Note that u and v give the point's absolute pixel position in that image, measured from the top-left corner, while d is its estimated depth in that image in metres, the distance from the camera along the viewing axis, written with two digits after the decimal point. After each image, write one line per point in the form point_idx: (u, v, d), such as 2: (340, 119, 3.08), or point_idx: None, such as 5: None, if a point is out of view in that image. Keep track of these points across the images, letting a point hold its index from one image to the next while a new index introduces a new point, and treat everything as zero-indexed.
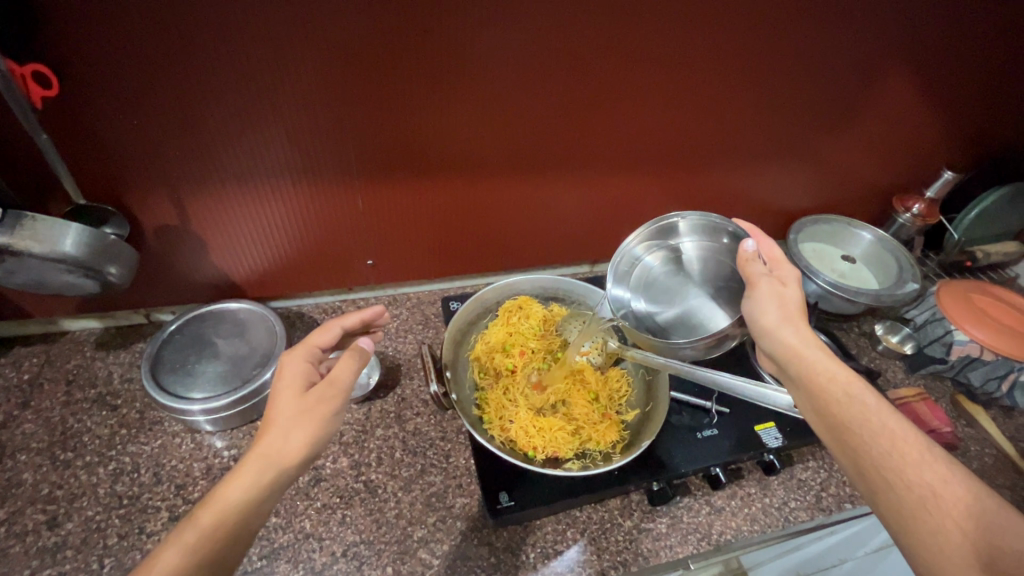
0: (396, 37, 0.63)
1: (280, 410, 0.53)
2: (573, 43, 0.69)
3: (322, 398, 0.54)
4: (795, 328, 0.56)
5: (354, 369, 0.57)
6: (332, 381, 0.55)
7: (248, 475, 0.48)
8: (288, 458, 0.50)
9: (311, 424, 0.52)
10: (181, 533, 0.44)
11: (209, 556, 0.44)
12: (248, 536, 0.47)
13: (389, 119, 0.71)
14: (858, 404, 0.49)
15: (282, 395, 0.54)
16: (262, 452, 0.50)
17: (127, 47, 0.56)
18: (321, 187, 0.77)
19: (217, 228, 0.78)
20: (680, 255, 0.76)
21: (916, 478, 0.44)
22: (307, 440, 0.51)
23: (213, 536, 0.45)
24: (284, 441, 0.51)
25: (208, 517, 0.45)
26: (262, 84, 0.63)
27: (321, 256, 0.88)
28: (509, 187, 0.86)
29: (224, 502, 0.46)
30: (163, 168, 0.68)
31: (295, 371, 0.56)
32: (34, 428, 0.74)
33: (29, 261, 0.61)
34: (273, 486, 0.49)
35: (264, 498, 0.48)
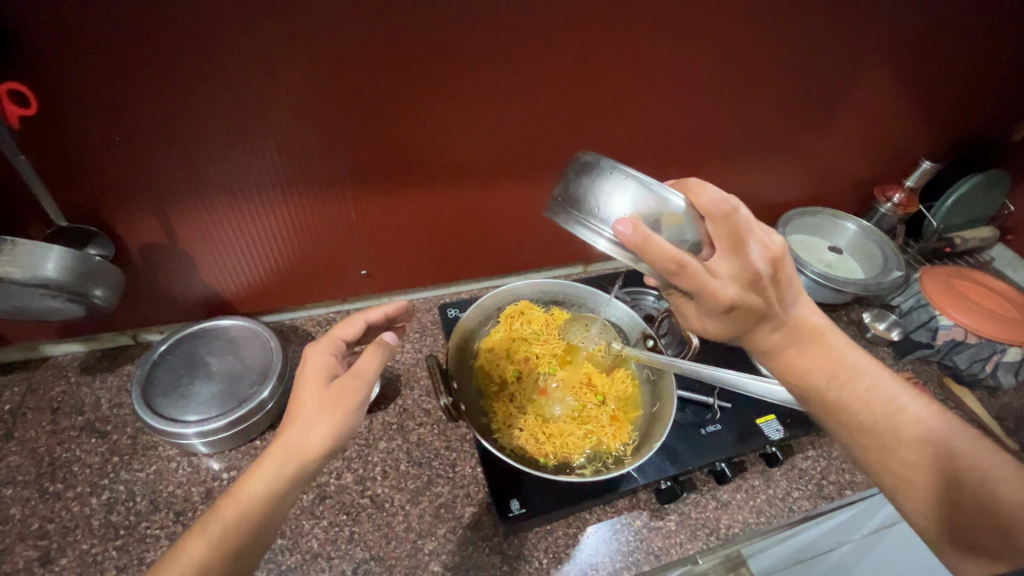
0: (378, 32, 0.61)
1: (306, 399, 0.52)
2: (565, 46, 0.69)
3: (344, 389, 0.52)
4: (753, 346, 0.55)
5: (377, 364, 0.55)
6: (358, 378, 0.53)
7: (270, 468, 0.48)
8: (310, 452, 0.49)
9: (333, 417, 0.51)
10: (205, 524, 0.46)
11: (232, 548, 0.45)
12: (268, 535, 0.47)
13: (375, 118, 0.69)
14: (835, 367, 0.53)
15: (307, 385, 0.53)
16: (283, 445, 0.49)
17: (107, 58, 0.54)
18: (311, 197, 0.75)
19: (202, 242, 0.75)
20: None
21: (913, 442, 0.48)
22: (330, 433, 0.50)
23: (235, 527, 0.46)
24: (307, 434, 0.50)
25: (230, 509, 0.46)
26: (251, 95, 0.61)
27: (311, 264, 0.85)
28: (502, 189, 0.85)
29: (246, 494, 0.47)
30: (148, 182, 0.66)
31: (319, 363, 0.55)
32: (19, 460, 0.71)
33: (11, 288, 0.58)
34: (295, 481, 0.49)
35: (286, 490, 0.48)
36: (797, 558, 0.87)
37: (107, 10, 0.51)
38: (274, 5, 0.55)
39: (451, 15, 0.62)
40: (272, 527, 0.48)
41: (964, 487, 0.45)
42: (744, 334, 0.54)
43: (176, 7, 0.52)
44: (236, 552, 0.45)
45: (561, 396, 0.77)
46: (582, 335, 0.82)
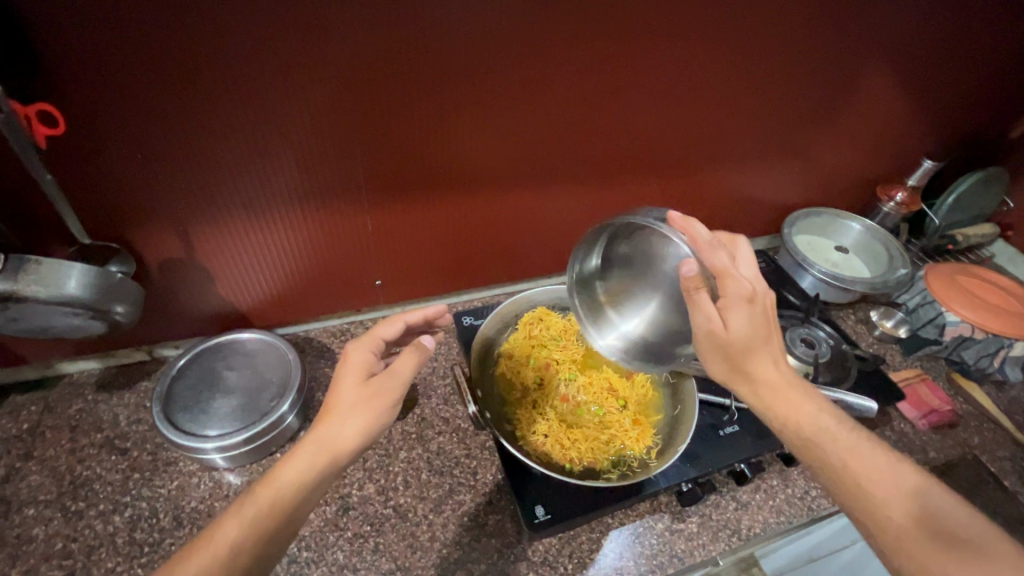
0: (394, 45, 0.61)
1: (343, 395, 0.52)
2: (577, 55, 0.70)
3: (382, 389, 0.53)
4: (746, 380, 0.54)
5: (415, 366, 0.54)
6: (393, 376, 0.54)
7: (304, 458, 0.49)
8: (342, 448, 0.50)
9: (368, 415, 0.51)
10: (241, 506, 0.47)
11: (261, 534, 0.46)
12: (297, 524, 0.48)
13: (392, 129, 0.69)
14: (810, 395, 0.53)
15: (345, 380, 0.53)
16: (318, 437, 0.50)
17: (133, 78, 0.54)
18: (329, 210, 0.76)
19: (221, 256, 0.75)
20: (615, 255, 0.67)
21: (887, 477, 0.48)
22: (363, 430, 0.51)
23: (267, 513, 0.46)
24: (341, 429, 0.50)
25: (265, 494, 0.47)
26: (271, 110, 0.62)
27: (327, 275, 0.86)
28: (514, 198, 0.86)
29: (279, 480, 0.48)
30: (170, 199, 0.66)
31: (357, 360, 0.55)
32: (40, 479, 0.71)
33: (32, 307, 0.58)
34: (327, 474, 0.49)
35: (316, 483, 0.49)
36: (811, 557, 0.88)
37: (130, 29, 0.51)
38: (295, 22, 0.56)
39: (466, 26, 0.63)
40: (301, 515, 0.48)
41: (929, 515, 0.46)
42: (751, 349, 0.53)
43: (198, 25, 0.53)
44: (267, 538, 0.46)
45: (583, 401, 0.77)
46: None
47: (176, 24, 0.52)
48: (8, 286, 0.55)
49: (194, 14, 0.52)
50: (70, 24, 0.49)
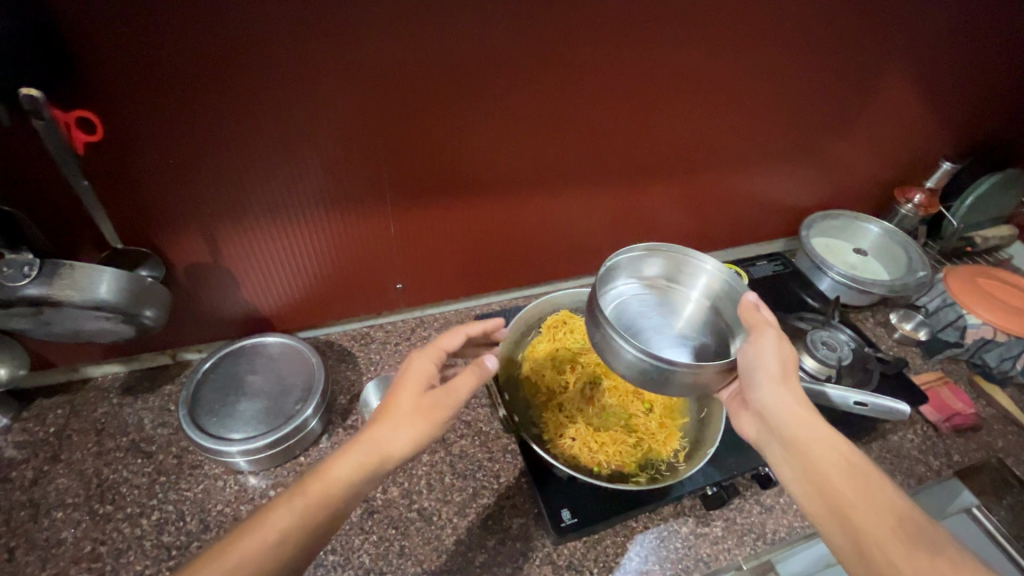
0: (419, 50, 0.62)
1: (400, 400, 0.53)
2: (600, 59, 0.70)
3: (438, 402, 0.53)
4: (782, 398, 0.56)
5: (473, 386, 0.56)
6: (448, 391, 0.54)
7: (355, 460, 0.50)
8: (391, 454, 0.51)
9: (422, 425, 0.52)
10: (293, 497, 0.48)
11: (309, 529, 0.47)
12: (337, 523, 0.49)
13: (417, 135, 0.70)
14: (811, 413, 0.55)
15: (405, 386, 0.54)
16: (369, 439, 0.51)
17: (168, 86, 0.55)
18: (353, 215, 0.76)
19: (246, 260, 0.76)
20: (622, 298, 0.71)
21: (901, 517, 0.48)
22: (415, 439, 0.52)
23: (314, 509, 0.48)
24: (393, 434, 0.51)
25: (315, 488, 0.48)
26: (300, 116, 0.63)
27: (349, 279, 0.86)
28: (534, 202, 0.86)
29: (330, 479, 0.49)
30: (199, 204, 0.67)
31: (420, 368, 0.56)
32: (68, 482, 0.71)
33: (66, 310, 0.59)
34: (372, 476, 0.50)
35: (361, 486, 0.50)
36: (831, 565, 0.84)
37: (164, 38, 0.52)
38: (327, 29, 0.57)
39: (490, 30, 0.63)
40: (343, 514, 0.49)
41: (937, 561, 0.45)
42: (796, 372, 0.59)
43: (230, 33, 0.54)
44: (309, 533, 0.47)
45: (610, 404, 0.77)
46: None
47: (207, 32, 0.53)
48: (43, 291, 0.56)
49: (227, 20, 0.53)
50: (109, 33, 0.50)
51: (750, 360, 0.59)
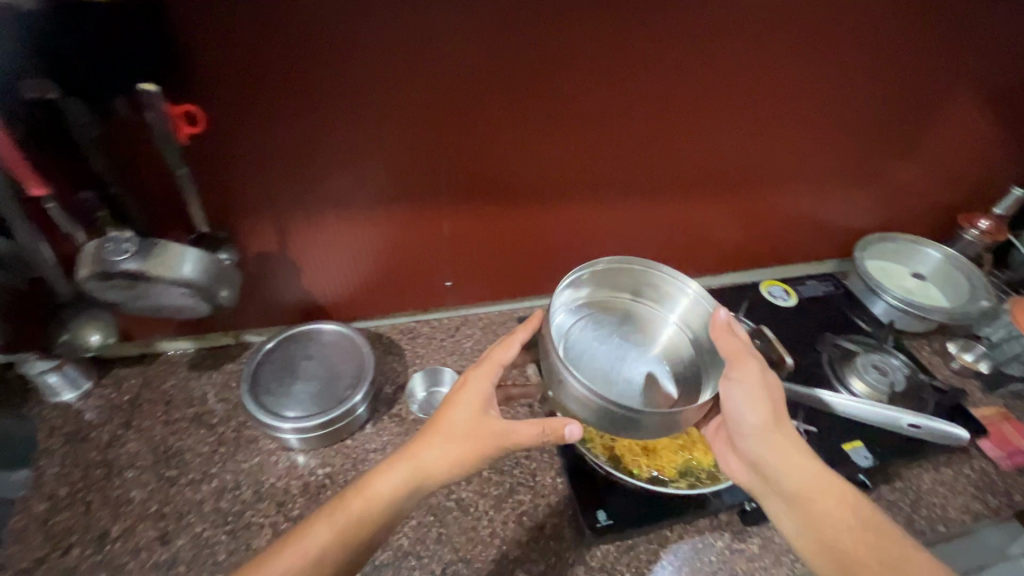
0: (480, 57, 0.65)
1: (453, 422, 0.59)
2: (658, 72, 0.72)
3: (490, 431, 0.59)
4: (772, 440, 0.59)
5: (532, 431, 0.60)
6: (506, 430, 0.59)
7: (399, 477, 0.57)
8: (436, 474, 0.57)
9: (468, 452, 0.58)
10: (334, 512, 0.55)
11: (351, 539, 0.55)
12: (381, 533, 0.57)
13: (478, 139, 0.73)
14: (804, 461, 0.58)
15: (462, 406, 0.59)
16: (416, 459, 0.57)
17: (262, 85, 0.61)
18: (411, 212, 0.80)
19: (310, 249, 0.80)
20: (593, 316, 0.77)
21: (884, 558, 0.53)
22: (459, 464, 0.57)
23: (357, 522, 0.55)
24: (440, 455, 0.57)
25: (354, 505, 0.56)
26: (373, 117, 0.67)
27: (402, 274, 0.90)
28: (582, 208, 0.88)
29: (374, 494, 0.56)
30: (275, 196, 0.72)
31: (480, 391, 0.60)
32: (138, 446, 0.77)
33: (156, 285, 0.65)
34: (414, 492, 0.58)
35: (404, 500, 0.57)
36: None
37: (263, 42, 0.58)
38: (405, 37, 0.61)
39: (548, 39, 0.66)
40: (385, 526, 0.57)
41: None
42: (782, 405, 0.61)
43: (318, 38, 0.59)
44: (352, 543, 0.55)
45: None
46: None
47: (299, 37, 0.58)
48: (141, 266, 0.62)
49: (310, 25, 0.58)
50: (217, 35, 0.56)
51: (742, 393, 0.60)
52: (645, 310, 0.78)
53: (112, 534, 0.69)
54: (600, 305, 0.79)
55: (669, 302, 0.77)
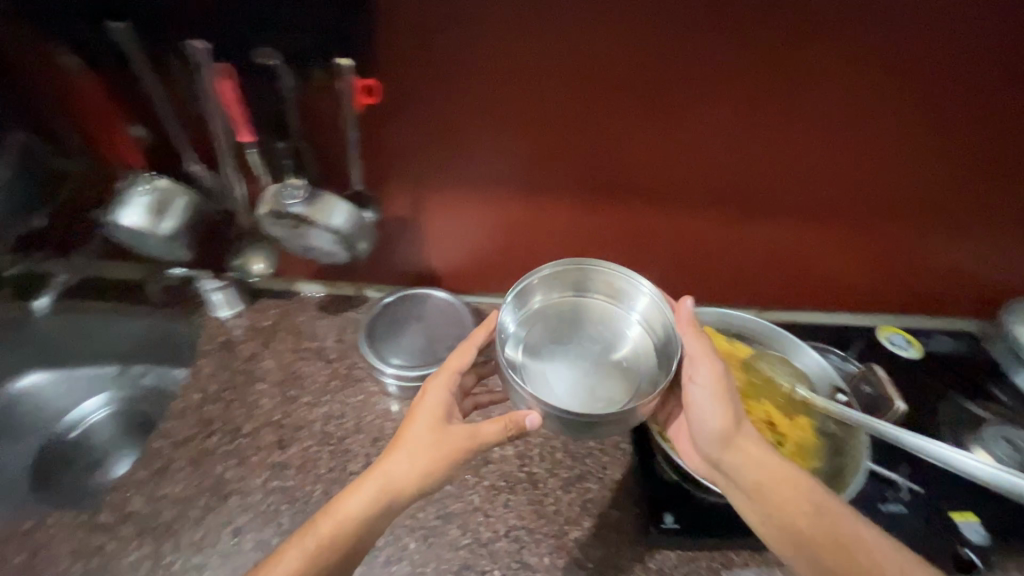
0: (576, 49, 0.68)
1: (412, 436, 0.60)
2: (796, 88, 0.71)
3: (452, 438, 0.60)
4: (737, 452, 0.59)
5: (498, 431, 0.60)
6: (473, 432, 0.60)
7: (367, 494, 0.57)
8: (399, 487, 0.57)
9: (429, 460, 0.58)
10: (304, 539, 0.56)
11: (321, 565, 0.55)
12: (353, 557, 0.57)
13: (601, 136, 0.76)
14: (773, 467, 0.58)
15: (420, 422, 0.61)
16: (379, 474, 0.58)
17: (423, 67, 0.69)
18: (528, 199, 0.85)
19: (436, 221, 0.88)
20: (542, 319, 0.72)
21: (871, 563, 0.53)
22: (421, 474, 0.58)
23: (327, 545, 0.55)
24: (400, 468, 0.58)
25: (325, 527, 0.56)
26: (509, 105, 0.73)
27: (511, 259, 0.95)
28: (687, 219, 0.87)
29: (342, 517, 0.57)
30: (415, 169, 0.80)
31: (436, 404, 0.62)
32: (270, 365, 0.90)
33: (313, 230, 0.76)
34: (384, 510, 0.58)
35: (373, 517, 0.57)
36: None
37: (430, 29, 0.66)
38: (549, 34, 0.67)
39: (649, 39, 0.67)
40: (352, 550, 0.56)
41: None
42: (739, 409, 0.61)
43: (475, 29, 0.66)
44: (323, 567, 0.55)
45: None
46: (766, 369, 0.76)
47: (459, 27, 0.66)
48: (305, 210, 0.74)
49: (464, 19, 0.65)
50: (397, 21, 0.65)
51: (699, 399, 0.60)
52: (599, 308, 0.73)
53: (244, 430, 0.82)
54: (552, 304, 0.73)
55: (632, 301, 0.71)
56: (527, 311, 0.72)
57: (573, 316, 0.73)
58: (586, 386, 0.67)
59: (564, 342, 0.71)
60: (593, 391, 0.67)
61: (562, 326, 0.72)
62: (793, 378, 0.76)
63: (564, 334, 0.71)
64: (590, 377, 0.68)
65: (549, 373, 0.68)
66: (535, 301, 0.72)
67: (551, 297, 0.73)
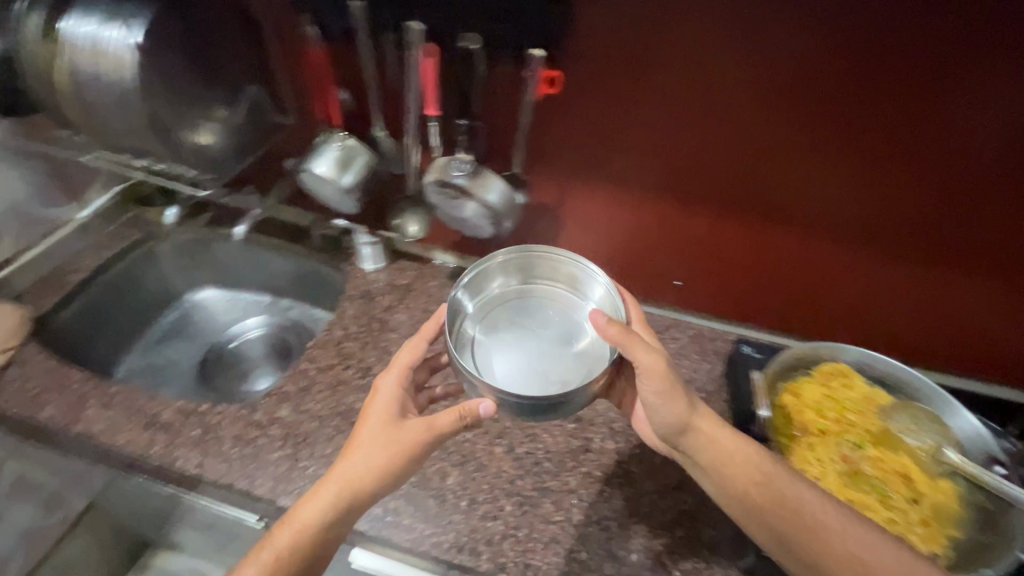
0: (699, 48, 0.69)
1: (364, 438, 0.63)
2: (991, 119, 0.65)
3: (405, 435, 0.62)
4: (693, 434, 0.64)
5: (451, 421, 0.62)
6: (428, 424, 0.63)
7: (325, 496, 0.61)
8: (356, 484, 0.61)
9: (382, 455, 0.61)
10: (270, 546, 0.60)
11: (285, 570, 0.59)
12: (319, 552, 0.61)
13: (756, 147, 0.75)
14: (734, 451, 0.63)
15: (371, 423, 0.64)
16: (337, 475, 0.61)
17: (597, 59, 0.73)
18: (668, 203, 0.85)
19: (574, 212, 0.91)
20: (492, 303, 0.71)
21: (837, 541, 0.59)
22: (376, 469, 0.61)
23: (290, 549, 0.59)
24: (355, 467, 0.61)
25: (289, 530, 0.60)
26: (668, 105, 0.74)
27: (637, 260, 0.95)
28: (807, 243, 0.83)
29: (299, 523, 0.60)
30: (566, 157, 0.83)
31: (384, 406, 0.65)
32: (402, 318, 0.99)
33: (469, 202, 0.83)
34: (345, 509, 0.61)
35: (334, 517, 0.61)
36: None
37: (611, 24, 0.69)
38: (726, 37, 0.68)
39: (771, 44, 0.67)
40: (317, 548, 0.60)
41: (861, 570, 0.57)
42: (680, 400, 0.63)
43: (653, 27, 0.69)
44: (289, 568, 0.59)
45: (870, 472, 0.68)
46: (906, 423, 0.72)
47: (638, 24, 0.69)
48: (468, 183, 0.81)
49: (644, 17, 0.68)
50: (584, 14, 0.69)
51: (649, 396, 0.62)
52: (552, 293, 0.72)
53: (374, 371, 0.91)
54: (507, 289, 0.72)
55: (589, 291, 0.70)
56: (479, 294, 0.71)
57: (527, 301, 0.72)
58: (537, 374, 0.64)
59: (514, 327, 0.69)
60: (544, 376, 0.64)
61: (511, 309, 0.71)
62: (937, 437, 0.70)
63: (516, 318, 0.70)
64: (539, 363, 0.66)
65: (497, 357, 0.66)
66: (491, 284, 0.71)
67: (506, 281, 0.72)
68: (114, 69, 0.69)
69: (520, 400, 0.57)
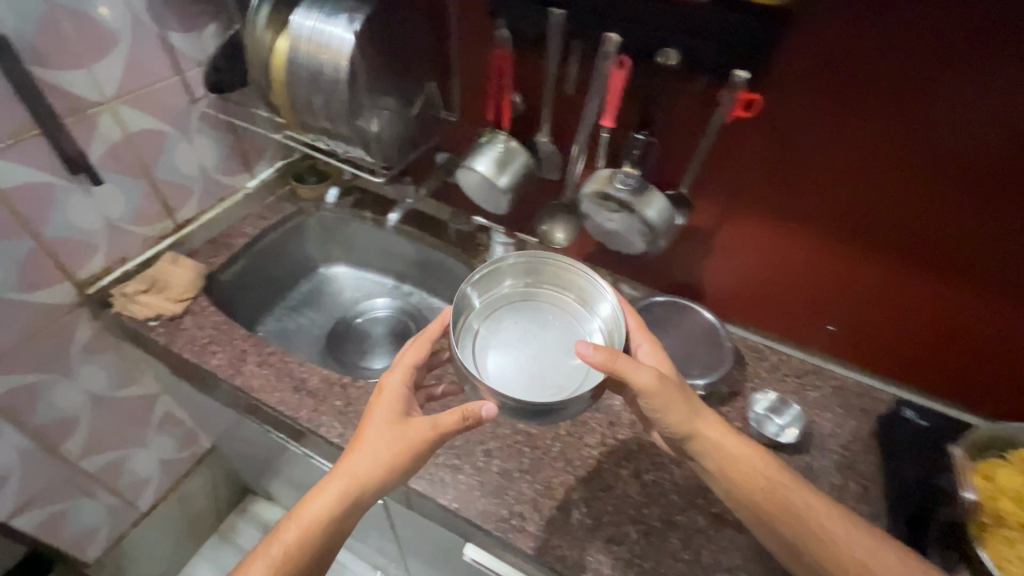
0: (856, 85, 0.65)
1: (369, 434, 0.64)
2: None
3: (412, 432, 0.64)
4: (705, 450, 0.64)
5: (455, 419, 0.64)
6: (433, 422, 0.64)
7: (331, 492, 0.61)
8: (363, 481, 0.61)
9: (390, 450, 0.62)
10: (274, 544, 0.61)
11: (289, 567, 0.60)
12: (323, 549, 0.61)
13: (960, 194, 0.66)
14: (751, 471, 0.63)
15: (379, 419, 0.65)
16: (344, 471, 0.62)
17: (792, 82, 0.68)
18: (836, 240, 0.78)
19: (731, 237, 0.87)
20: (500, 302, 0.73)
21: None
22: (385, 465, 0.62)
23: (293, 548, 0.60)
24: (362, 465, 0.62)
25: (291, 528, 0.61)
26: (861, 138, 0.68)
27: (787, 295, 0.89)
28: (992, 308, 0.73)
29: (304, 518, 0.61)
30: (733, 179, 0.80)
31: (391, 402, 0.66)
32: None
33: (628, 217, 0.81)
34: (350, 506, 0.62)
35: (339, 514, 0.61)
36: None
37: (815, 45, 0.64)
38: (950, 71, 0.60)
39: (939, 86, 0.61)
40: (320, 544, 0.61)
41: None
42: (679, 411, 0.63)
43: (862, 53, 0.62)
44: (291, 563, 0.60)
45: None
46: None
47: (846, 48, 0.63)
48: (632, 199, 0.79)
49: (852, 40, 0.62)
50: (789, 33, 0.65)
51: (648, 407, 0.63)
52: (559, 298, 0.73)
53: None
54: (517, 289, 0.74)
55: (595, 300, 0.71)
56: (489, 293, 0.72)
57: (537, 303, 0.73)
58: (537, 376, 0.67)
59: (520, 328, 0.71)
60: (549, 382, 0.67)
61: (520, 310, 0.73)
62: None
63: (523, 320, 0.72)
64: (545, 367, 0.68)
65: (500, 356, 0.69)
66: (501, 285, 0.73)
67: (514, 283, 0.73)
68: (332, 60, 0.73)
69: (519, 403, 0.58)
